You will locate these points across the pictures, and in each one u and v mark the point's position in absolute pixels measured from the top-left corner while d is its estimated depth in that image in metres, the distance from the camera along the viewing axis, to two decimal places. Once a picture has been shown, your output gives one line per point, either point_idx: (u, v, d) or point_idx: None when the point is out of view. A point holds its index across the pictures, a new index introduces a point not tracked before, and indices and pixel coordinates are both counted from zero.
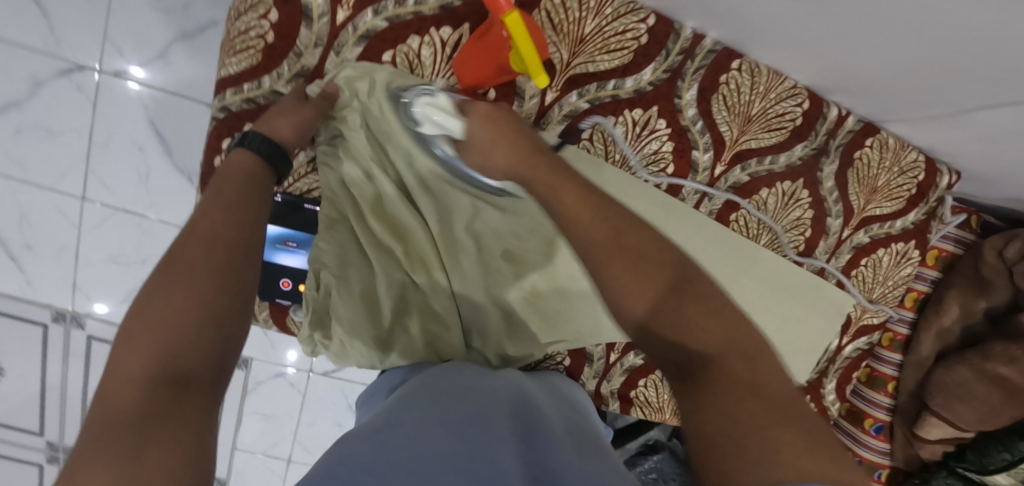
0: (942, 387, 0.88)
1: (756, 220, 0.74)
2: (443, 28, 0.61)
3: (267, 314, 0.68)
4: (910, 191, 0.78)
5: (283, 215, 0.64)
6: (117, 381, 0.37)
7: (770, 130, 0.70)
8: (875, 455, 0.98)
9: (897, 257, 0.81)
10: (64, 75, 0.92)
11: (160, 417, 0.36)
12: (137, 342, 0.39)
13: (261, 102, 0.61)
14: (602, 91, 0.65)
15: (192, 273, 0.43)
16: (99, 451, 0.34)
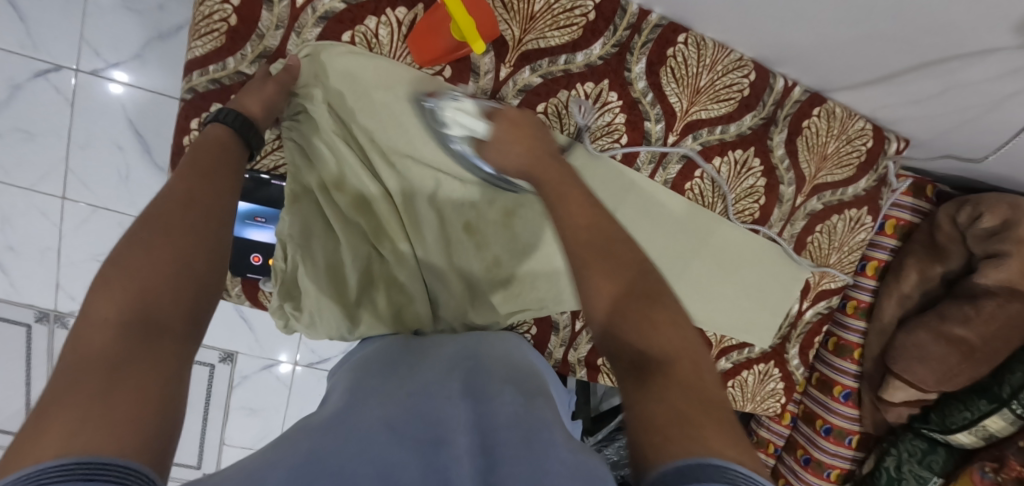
0: (904, 350, 0.91)
1: (711, 189, 0.76)
2: (398, 8, 0.64)
3: (239, 289, 0.70)
4: (860, 158, 0.81)
5: (251, 191, 0.67)
6: (91, 320, 0.39)
7: (719, 101, 0.73)
8: (845, 420, 1.01)
9: (851, 223, 0.83)
10: (41, 77, 0.94)
11: (130, 361, 0.38)
12: (113, 286, 0.40)
13: (226, 83, 0.64)
14: (553, 66, 0.68)
15: (168, 230, 0.45)
16: (73, 383, 0.35)
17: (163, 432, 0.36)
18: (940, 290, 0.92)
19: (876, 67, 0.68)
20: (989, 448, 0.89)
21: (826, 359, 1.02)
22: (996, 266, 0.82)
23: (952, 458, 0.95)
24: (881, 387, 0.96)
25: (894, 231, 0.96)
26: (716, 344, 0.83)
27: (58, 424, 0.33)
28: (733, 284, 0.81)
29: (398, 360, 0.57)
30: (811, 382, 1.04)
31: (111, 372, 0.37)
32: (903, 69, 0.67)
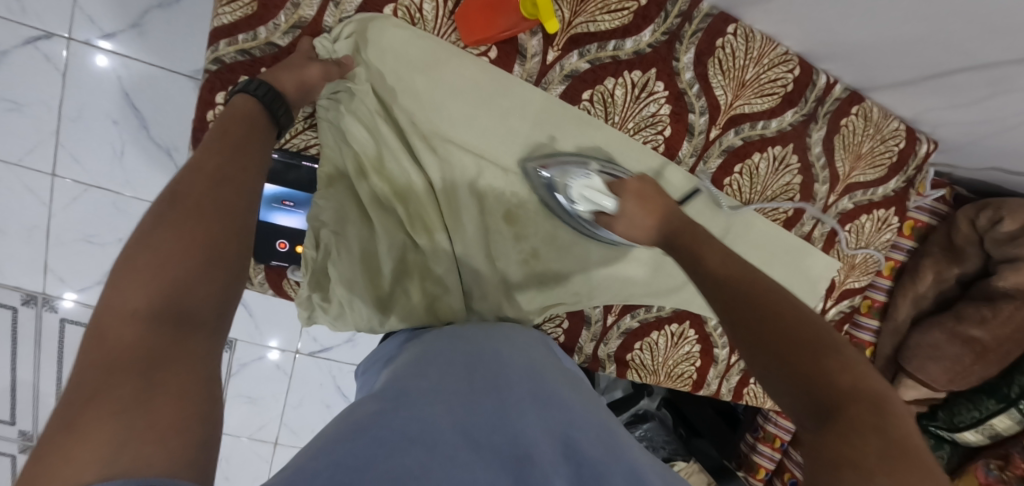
0: (917, 349, 0.92)
1: (748, 184, 0.76)
2: None
3: (263, 277, 0.67)
4: (892, 158, 0.81)
5: (280, 174, 0.63)
6: (118, 313, 0.35)
7: (763, 95, 0.72)
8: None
9: (878, 223, 0.84)
10: (32, 45, 0.87)
11: (164, 362, 0.34)
12: (139, 274, 0.37)
13: (256, 54, 0.59)
14: (602, 51, 0.65)
15: (197, 212, 0.40)
16: (102, 387, 0.32)
17: (203, 441, 0.33)
18: (955, 291, 0.93)
19: (924, 67, 0.67)
20: (995, 446, 0.91)
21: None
22: (1014, 268, 0.83)
23: (956, 455, 0.98)
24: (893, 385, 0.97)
25: (912, 233, 0.97)
26: None
27: (95, 433, 0.30)
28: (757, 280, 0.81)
29: (439, 358, 0.54)
30: None
31: (142, 374, 0.33)
32: (953, 70, 0.65)
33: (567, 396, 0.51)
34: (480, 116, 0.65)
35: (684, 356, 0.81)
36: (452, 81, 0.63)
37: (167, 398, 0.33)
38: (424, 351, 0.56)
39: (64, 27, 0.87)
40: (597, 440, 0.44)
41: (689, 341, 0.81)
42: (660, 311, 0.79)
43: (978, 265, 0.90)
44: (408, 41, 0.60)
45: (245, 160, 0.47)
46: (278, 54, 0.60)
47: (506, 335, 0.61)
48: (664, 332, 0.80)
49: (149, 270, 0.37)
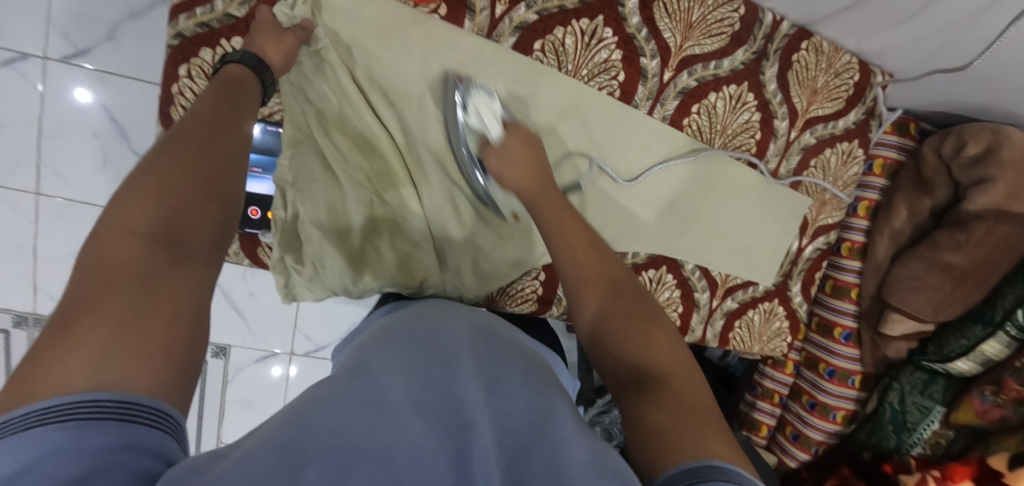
0: (898, 281, 0.93)
1: (707, 124, 0.78)
2: None
3: (239, 246, 0.70)
4: (848, 91, 0.84)
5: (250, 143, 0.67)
6: (112, 233, 0.36)
7: (711, 36, 0.74)
8: (847, 362, 1.03)
9: (844, 156, 0.87)
10: (10, 66, 0.89)
11: (159, 282, 0.35)
12: (137, 202, 0.38)
13: (215, 27, 0.62)
14: (549, 2, 0.68)
15: (198, 155, 0.42)
16: (101, 294, 0.33)
17: (186, 363, 0.35)
18: (931, 224, 0.94)
19: None
20: (988, 373, 0.91)
21: (825, 303, 1.04)
22: (983, 191, 0.84)
23: (951, 388, 0.97)
24: (880, 322, 0.97)
25: (882, 171, 0.99)
26: (721, 283, 0.87)
27: (89, 340, 0.31)
28: (723, 223, 0.85)
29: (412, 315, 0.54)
30: (811, 328, 1.06)
31: (140, 286, 0.34)
32: None
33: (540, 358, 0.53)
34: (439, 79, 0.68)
35: (666, 302, 0.85)
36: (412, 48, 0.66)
37: (163, 312, 0.35)
38: (401, 312, 0.58)
39: (39, 47, 0.89)
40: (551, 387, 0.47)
41: (668, 286, 0.84)
42: (636, 258, 0.82)
43: (949, 194, 0.91)
44: (363, 4, 0.63)
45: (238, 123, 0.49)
46: (236, 25, 0.63)
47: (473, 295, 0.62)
48: (642, 278, 0.82)
49: (149, 195, 0.38)
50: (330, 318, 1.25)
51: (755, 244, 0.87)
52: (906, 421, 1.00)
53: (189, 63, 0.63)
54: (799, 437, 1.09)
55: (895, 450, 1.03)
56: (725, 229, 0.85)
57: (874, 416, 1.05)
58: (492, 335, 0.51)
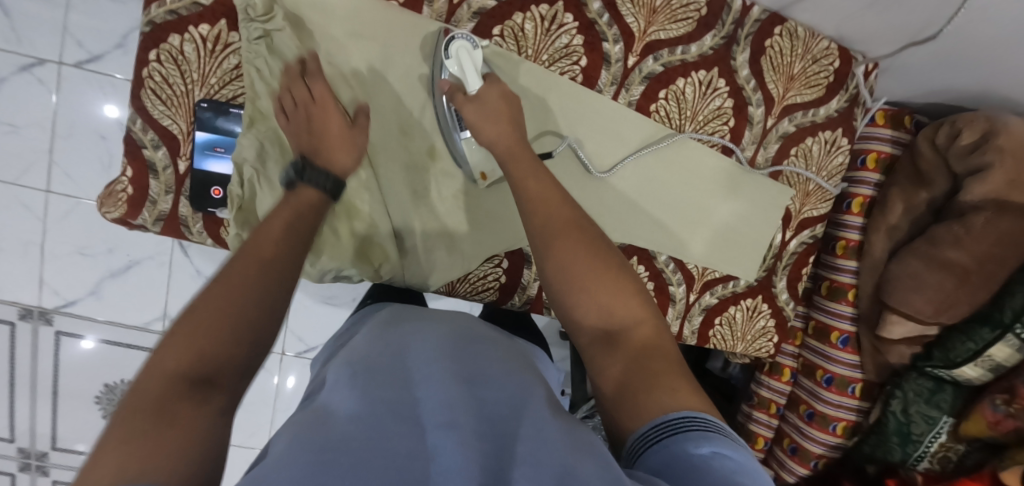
0: (899, 281, 0.89)
1: (803, 166, 0.83)
2: (541, 5, 0.68)
3: (202, 226, 0.68)
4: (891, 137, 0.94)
5: (212, 122, 0.65)
6: (152, 370, 0.37)
7: (810, 86, 0.80)
8: (843, 367, 0.99)
9: (827, 144, 0.83)
10: (25, 73, 0.98)
11: (157, 425, 0.33)
12: (184, 342, 0.38)
13: (183, 13, 0.62)
14: (672, 55, 0.74)
15: (233, 280, 0.44)
16: (161, 406, 0.34)
17: (212, 461, 0.34)
18: (927, 218, 0.90)
19: (937, 51, 0.78)
20: (998, 381, 0.86)
21: (821, 305, 1.01)
22: (979, 180, 0.81)
23: (960, 396, 0.91)
24: (879, 324, 0.93)
25: (877, 166, 0.95)
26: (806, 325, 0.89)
27: (104, 467, 0.30)
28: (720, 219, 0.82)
29: (387, 355, 0.48)
30: None
31: (159, 409, 0.34)
32: (964, 47, 0.76)
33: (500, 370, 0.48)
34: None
35: (761, 331, 0.87)
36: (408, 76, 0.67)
37: (184, 422, 0.34)
38: (377, 317, 0.59)
39: (109, 47, 1.00)
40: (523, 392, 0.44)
41: (763, 315, 0.87)
42: (735, 288, 0.85)
43: (948, 186, 0.87)
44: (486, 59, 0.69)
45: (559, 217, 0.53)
46: (204, 14, 0.63)
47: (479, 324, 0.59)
48: (740, 307, 0.85)
49: (202, 329, 0.40)
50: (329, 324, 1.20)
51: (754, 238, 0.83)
52: (912, 433, 0.92)
53: (160, 48, 0.62)
54: (797, 451, 1.04)
55: (902, 465, 0.94)
56: (725, 220, 0.82)
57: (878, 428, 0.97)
58: (459, 338, 0.52)
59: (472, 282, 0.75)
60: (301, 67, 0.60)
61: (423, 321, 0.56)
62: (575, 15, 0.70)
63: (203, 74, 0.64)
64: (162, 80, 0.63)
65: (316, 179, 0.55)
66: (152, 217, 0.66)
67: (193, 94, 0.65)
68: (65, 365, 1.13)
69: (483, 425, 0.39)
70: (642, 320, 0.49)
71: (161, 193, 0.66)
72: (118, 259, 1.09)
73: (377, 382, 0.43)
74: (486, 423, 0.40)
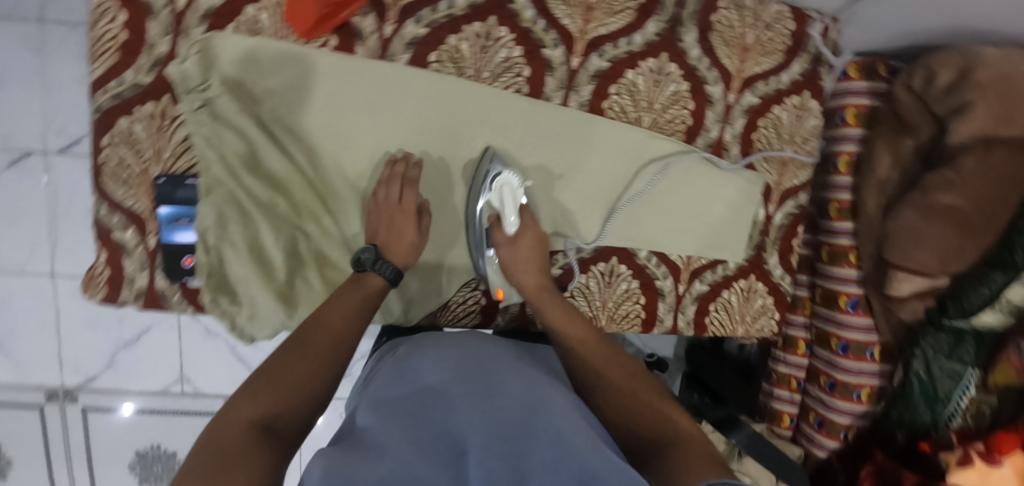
0: (898, 235, 0.85)
1: (775, 136, 0.80)
2: (473, 23, 0.68)
3: (180, 295, 0.68)
4: (870, 89, 0.90)
5: (170, 194, 0.66)
6: (230, 423, 0.45)
7: (768, 54, 0.78)
8: (860, 333, 0.95)
9: (795, 111, 0.80)
10: (14, 166, 1.03)
11: (225, 458, 0.40)
12: (254, 399, 0.47)
13: (127, 96, 0.64)
14: (617, 49, 0.72)
15: (308, 350, 0.54)
16: (237, 449, 0.41)
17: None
18: (918, 166, 0.86)
19: None
20: (1020, 323, 0.81)
21: (825, 272, 0.98)
22: (964, 119, 0.77)
23: (983, 346, 0.86)
24: (884, 283, 0.89)
25: (857, 119, 0.91)
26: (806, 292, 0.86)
27: None
28: (683, 202, 0.79)
29: (410, 389, 0.54)
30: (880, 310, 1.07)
31: (240, 447, 0.42)
32: None
33: (509, 386, 0.53)
34: (420, 135, 0.70)
35: (760, 310, 0.84)
36: (357, 109, 0.67)
37: (244, 462, 0.40)
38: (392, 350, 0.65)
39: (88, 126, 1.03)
40: (528, 408, 0.49)
41: (760, 294, 0.84)
42: (725, 271, 0.82)
43: (933, 131, 0.83)
44: (433, 78, 0.68)
45: (584, 333, 0.65)
46: (148, 92, 0.64)
47: (494, 348, 0.63)
48: (734, 290, 0.83)
49: (280, 384, 0.50)
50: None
51: (723, 216, 0.80)
52: (938, 392, 0.88)
53: (110, 133, 0.64)
54: (824, 424, 1.00)
55: (932, 426, 0.90)
56: (685, 205, 0.79)
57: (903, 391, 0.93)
58: (475, 363, 0.58)
59: (451, 309, 0.74)
60: (404, 169, 0.67)
61: (449, 348, 0.61)
62: (509, 27, 0.69)
63: (155, 150, 0.65)
64: (118, 163, 0.65)
65: (382, 268, 0.64)
66: (132, 293, 0.67)
67: (150, 171, 0.66)
68: (98, 439, 1.17)
69: (497, 446, 0.44)
70: (681, 423, 0.56)
71: (136, 270, 0.67)
72: (128, 329, 1.13)
73: (410, 422, 0.47)
74: (499, 440, 0.45)
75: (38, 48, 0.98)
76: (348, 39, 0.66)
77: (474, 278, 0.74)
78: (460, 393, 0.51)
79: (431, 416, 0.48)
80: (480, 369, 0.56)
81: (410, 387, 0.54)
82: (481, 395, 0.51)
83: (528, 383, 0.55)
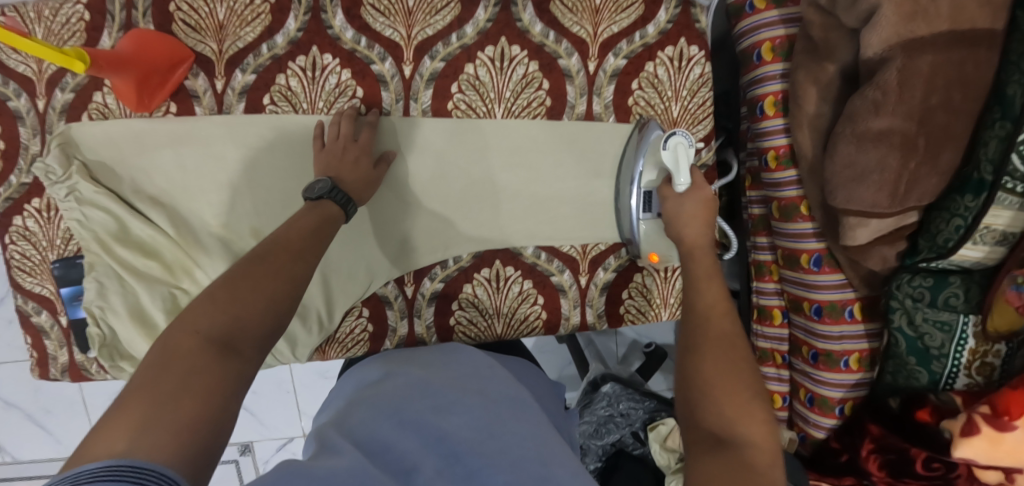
0: (838, 175, 0.72)
1: (655, 96, 0.72)
2: (297, 58, 0.68)
3: (97, 366, 0.74)
4: (778, 16, 0.79)
5: (66, 276, 0.72)
6: (183, 333, 0.39)
7: (624, 10, 0.70)
8: (832, 292, 0.82)
9: (674, 63, 0.72)
10: None
11: (168, 383, 0.36)
12: (212, 305, 0.42)
13: (15, 197, 0.71)
14: (449, 46, 0.69)
15: (282, 257, 0.48)
16: (184, 370, 0.37)
17: (212, 435, 0.36)
18: (847, 90, 0.74)
19: None
20: (1013, 253, 0.64)
21: (779, 230, 0.86)
22: (873, 27, 0.65)
23: (976, 286, 0.70)
24: (840, 233, 0.76)
25: (775, 54, 0.80)
26: None
27: (124, 420, 0.33)
28: (575, 187, 0.74)
29: (372, 400, 0.55)
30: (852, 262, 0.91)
31: (186, 370, 0.37)
32: None
33: (471, 401, 0.55)
34: (272, 178, 0.71)
35: (684, 289, 0.76)
36: (208, 167, 0.70)
37: (194, 395, 0.36)
38: (365, 368, 0.67)
39: None
40: (489, 422, 0.52)
41: (680, 272, 0.76)
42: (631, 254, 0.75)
43: (853, 48, 0.71)
44: (275, 120, 0.70)
45: (710, 299, 0.56)
46: (31, 189, 0.71)
47: (462, 357, 0.66)
48: (647, 272, 0.75)
49: (246, 286, 0.44)
50: None
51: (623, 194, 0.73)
52: (929, 348, 0.73)
53: (9, 232, 0.72)
54: (815, 400, 0.87)
55: (931, 388, 0.75)
56: (580, 191, 0.74)
57: (891, 351, 0.79)
58: (445, 377, 0.59)
59: (340, 340, 0.73)
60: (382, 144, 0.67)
61: (422, 364, 0.64)
62: (333, 53, 0.69)
63: (50, 238, 0.72)
64: (21, 257, 0.72)
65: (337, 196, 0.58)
66: (59, 370, 0.75)
67: (49, 257, 0.72)
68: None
69: (453, 467, 0.47)
70: (758, 443, 0.45)
71: (57, 348, 0.74)
72: None
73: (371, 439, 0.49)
74: (450, 462, 0.47)
75: None
76: (187, 102, 0.70)
77: (357, 306, 0.73)
78: (424, 410, 0.53)
79: (395, 429, 0.50)
80: (445, 384, 0.58)
81: (374, 399, 0.55)
82: (440, 412, 0.53)
83: (490, 396, 0.57)
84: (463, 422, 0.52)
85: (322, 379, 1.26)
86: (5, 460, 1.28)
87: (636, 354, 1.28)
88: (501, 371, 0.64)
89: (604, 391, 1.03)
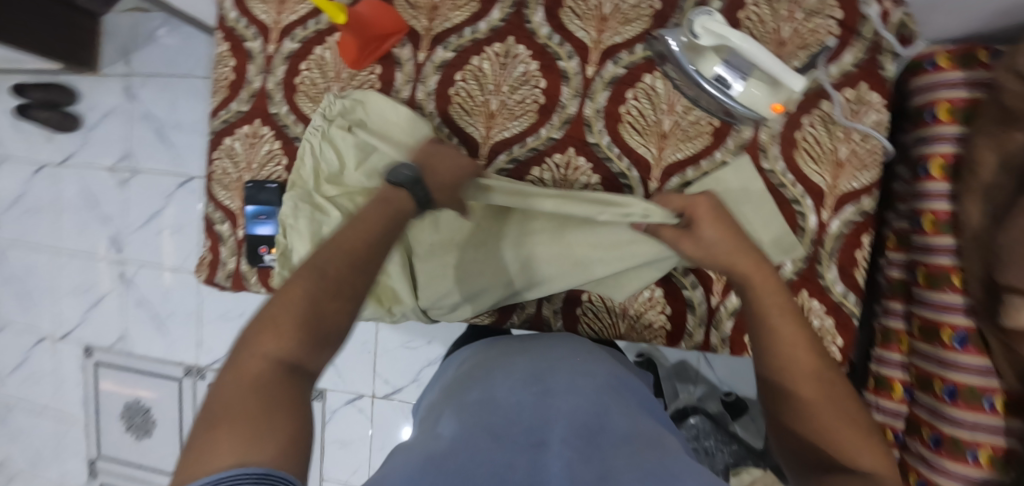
0: (1011, 249, 0.66)
1: (827, 134, 0.72)
2: (494, 44, 0.76)
3: (256, 278, 0.83)
4: (965, 78, 0.77)
5: (253, 196, 0.82)
6: (254, 355, 0.47)
7: (808, 47, 0.72)
8: (972, 375, 0.74)
9: (851, 106, 0.71)
10: (184, 188, 1.36)
11: (255, 404, 0.44)
12: (276, 327, 0.48)
13: (231, 121, 0.83)
14: (633, 55, 0.73)
15: (336, 260, 0.53)
16: (262, 388, 0.45)
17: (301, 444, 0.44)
18: None
19: None
20: None
21: (921, 298, 0.81)
22: None
23: None
24: (999, 311, 0.69)
25: (952, 116, 0.78)
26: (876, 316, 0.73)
27: (229, 437, 0.41)
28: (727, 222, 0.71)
29: (471, 390, 0.59)
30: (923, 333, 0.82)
31: (265, 392, 0.45)
32: None
33: (571, 388, 0.57)
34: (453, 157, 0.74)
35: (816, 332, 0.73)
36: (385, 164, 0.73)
37: (280, 416, 0.44)
38: (483, 347, 0.71)
39: None
40: (597, 410, 0.53)
41: (816, 314, 0.73)
42: None
43: None
44: (461, 96, 0.77)
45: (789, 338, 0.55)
46: (243, 117, 0.83)
47: (565, 346, 0.67)
48: None
49: (296, 301, 0.50)
50: (409, 364, 1.32)
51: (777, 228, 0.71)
52: None
53: (219, 149, 0.84)
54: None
55: None
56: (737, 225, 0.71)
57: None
58: (543, 365, 0.61)
59: None
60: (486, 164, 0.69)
61: (530, 350, 0.66)
62: (526, 44, 0.75)
63: (248, 161, 0.83)
64: (222, 172, 0.84)
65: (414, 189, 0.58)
66: (224, 274, 0.85)
67: (242, 177, 0.83)
68: None
69: (576, 442, 0.48)
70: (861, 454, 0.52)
71: (229, 255, 0.84)
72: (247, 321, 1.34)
73: (490, 413, 0.52)
74: (574, 438, 0.49)
75: (204, 101, 1.33)
76: (389, 68, 0.79)
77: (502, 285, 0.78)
78: (530, 393, 0.56)
79: (508, 411, 0.53)
80: (540, 372, 0.60)
81: (475, 390, 0.58)
82: (548, 398, 0.54)
83: (595, 385, 0.58)
84: (573, 407, 0.53)
85: (406, 349, 1.32)
86: (123, 351, 1.44)
87: (711, 401, 1.15)
88: (604, 360, 0.65)
89: (692, 422, 1.02)
